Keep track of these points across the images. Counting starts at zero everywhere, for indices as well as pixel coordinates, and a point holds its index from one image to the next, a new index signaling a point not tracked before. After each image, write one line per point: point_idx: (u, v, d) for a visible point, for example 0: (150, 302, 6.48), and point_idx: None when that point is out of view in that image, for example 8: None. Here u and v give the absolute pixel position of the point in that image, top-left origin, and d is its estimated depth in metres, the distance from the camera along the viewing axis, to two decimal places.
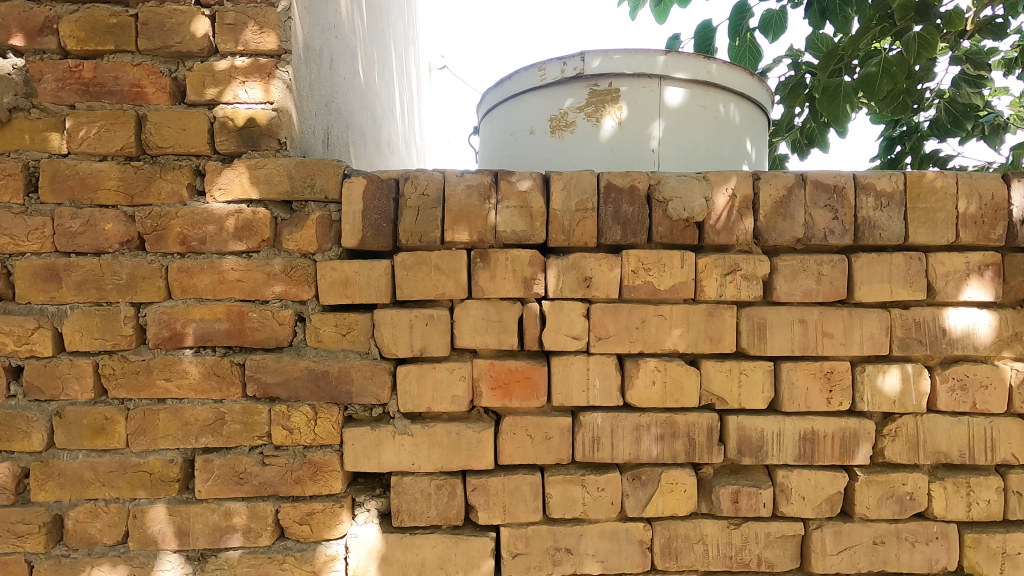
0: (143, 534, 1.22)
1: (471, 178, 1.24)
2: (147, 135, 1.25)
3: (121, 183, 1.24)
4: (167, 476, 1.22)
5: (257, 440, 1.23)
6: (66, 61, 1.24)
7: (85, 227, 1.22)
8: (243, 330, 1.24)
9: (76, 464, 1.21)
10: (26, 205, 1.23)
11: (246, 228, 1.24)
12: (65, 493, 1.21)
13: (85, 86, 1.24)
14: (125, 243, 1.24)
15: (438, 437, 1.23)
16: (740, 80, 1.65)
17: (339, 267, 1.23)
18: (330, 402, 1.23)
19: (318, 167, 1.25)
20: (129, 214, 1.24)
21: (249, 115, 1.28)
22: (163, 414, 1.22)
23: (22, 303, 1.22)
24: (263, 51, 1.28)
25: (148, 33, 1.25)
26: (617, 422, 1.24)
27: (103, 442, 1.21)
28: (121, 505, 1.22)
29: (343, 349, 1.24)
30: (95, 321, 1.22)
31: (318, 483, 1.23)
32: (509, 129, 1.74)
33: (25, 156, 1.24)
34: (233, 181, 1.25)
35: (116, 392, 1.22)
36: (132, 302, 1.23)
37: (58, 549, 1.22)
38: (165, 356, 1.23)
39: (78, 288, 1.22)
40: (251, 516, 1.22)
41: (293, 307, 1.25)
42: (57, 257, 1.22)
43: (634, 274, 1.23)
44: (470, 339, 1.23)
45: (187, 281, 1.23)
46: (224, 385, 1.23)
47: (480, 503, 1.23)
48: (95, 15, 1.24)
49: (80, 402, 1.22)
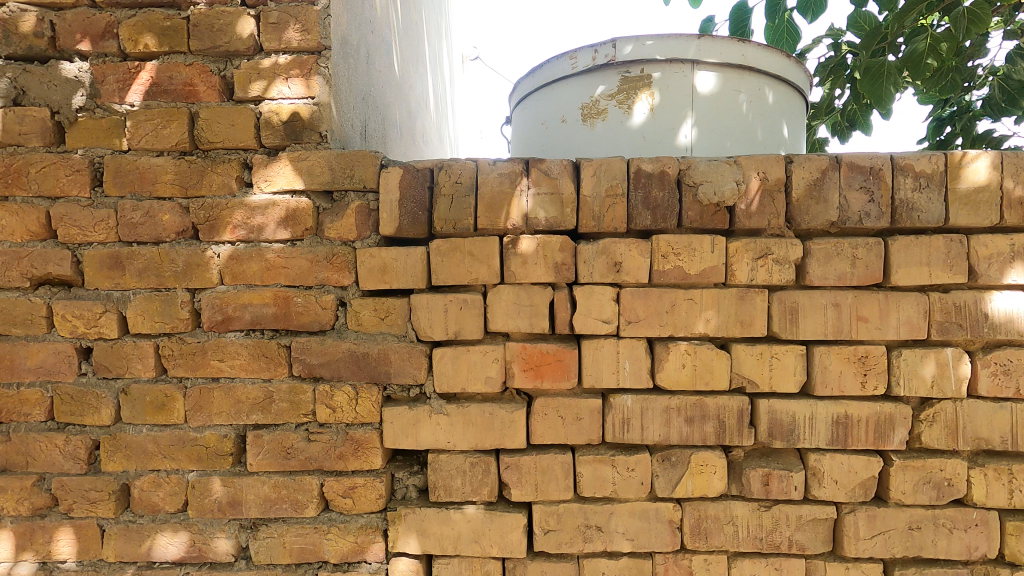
0: (201, 503, 1.30)
1: (503, 166, 1.28)
2: (199, 131, 1.33)
3: (176, 177, 1.32)
4: (221, 450, 1.31)
5: (303, 418, 1.30)
6: (125, 63, 1.33)
7: (145, 218, 1.32)
8: (289, 314, 1.31)
9: (141, 437, 1.31)
10: (92, 198, 1.33)
11: (291, 217, 1.32)
12: (131, 464, 1.31)
13: (143, 86, 1.33)
14: (181, 233, 1.33)
15: (472, 417, 1.27)
16: (777, 63, 1.62)
17: (378, 253, 1.29)
18: (371, 383, 1.30)
19: (357, 158, 1.31)
20: (183, 205, 1.33)
21: (292, 110, 1.34)
22: (217, 392, 1.31)
23: (91, 289, 1.32)
24: (305, 48, 1.34)
25: (199, 34, 1.33)
26: (646, 404, 1.26)
27: (164, 418, 1.31)
28: (181, 476, 1.32)
29: (382, 332, 1.30)
30: (155, 306, 1.31)
31: (360, 459, 1.29)
32: (542, 118, 1.76)
33: (91, 153, 1.33)
34: (279, 173, 1.32)
35: (175, 371, 1.32)
36: (188, 288, 1.32)
37: (126, 516, 1.33)
38: (218, 338, 1.32)
39: (140, 275, 1.31)
40: (298, 489, 1.30)
41: (335, 293, 1.32)
42: (121, 246, 1.32)
43: (664, 258, 1.25)
44: (503, 322, 1.27)
45: (237, 268, 1.31)
46: (272, 365, 1.31)
47: (513, 480, 1.27)
48: (151, 18, 1.32)
49: (143, 380, 1.32)
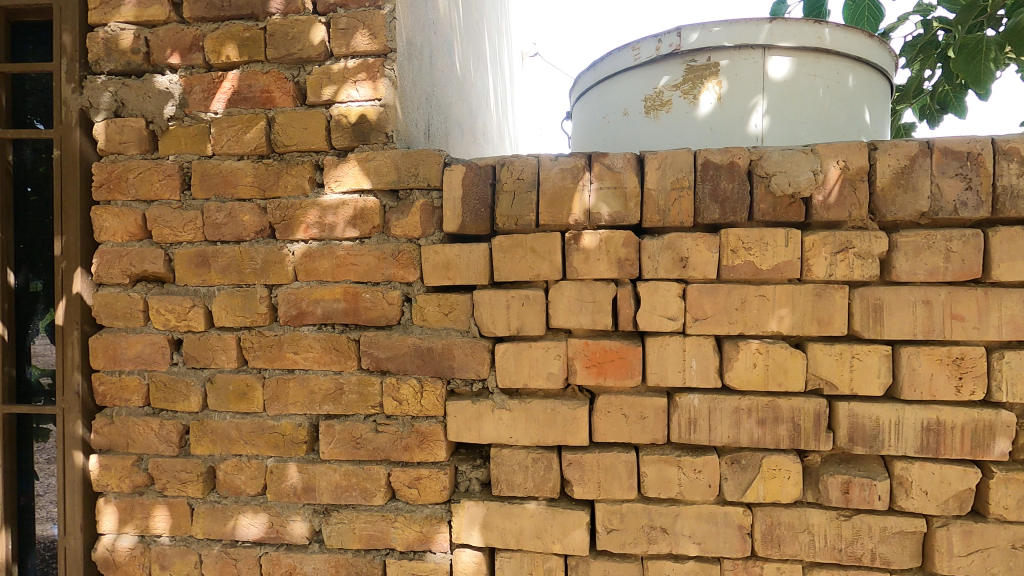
0: (279, 487, 1.38)
1: (565, 161, 1.27)
2: (276, 135, 1.40)
3: (255, 179, 1.40)
4: (296, 438, 1.38)
5: (371, 409, 1.35)
6: (210, 74, 1.42)
7: (227, 219, 1.40)
8: (358, 309, 1.36)
9: (225, 424, 1.40)
10: (182, 200, 1.43)
11: (360, 216, 1.36)
12: (216, 448, 1.41)
13: (226, 95, 1.42)
14: (259, 232, 1.40)
15: (534, 413, 1.27)
16: (858, 43, 1.52)
17: (441, 250, 1.32)
18: (435, 376, 1.32)
19: (422, 157, 1.35)
20: (262, 206, 1.40)
21: (360, 112, 1.38)
22: (292, 382, 1.38)
23: (181, 285, 1.43)
24: (371, 52, 1.38)
25: (275, 43, 1.40)
26: (715, 404, 1.21)
27: (245, 406, 1.40)
28: (261, 461, 1.40)
29: (446, 327, 1.33)
30: (237, 301, 1.40)
31: (425, 451, 1.32)
32: (603, 112, 1.73)
33: (180, 159, 1.43)
34: (348, 173, 1.38)
35: (255, 362, 1.40)
36: (266, 284, 1.40)
37: (212, 496, 1.42)
38: (293, 331, 1.39)
39: (224, 272, 1.40)
40: (367, 478, 1.34)
41: (401, 288, 1.35)
42: (207, 245, 1.42)
43: (734, 253, 1.20)
44: (565, 318, 1.27)
45: (310, 265, 1.38)
46: (343, 358, 1.36)
47: (575, 478, 1.26)
48: (233, 31, 1.40)
49: (227, 370, 1.41)
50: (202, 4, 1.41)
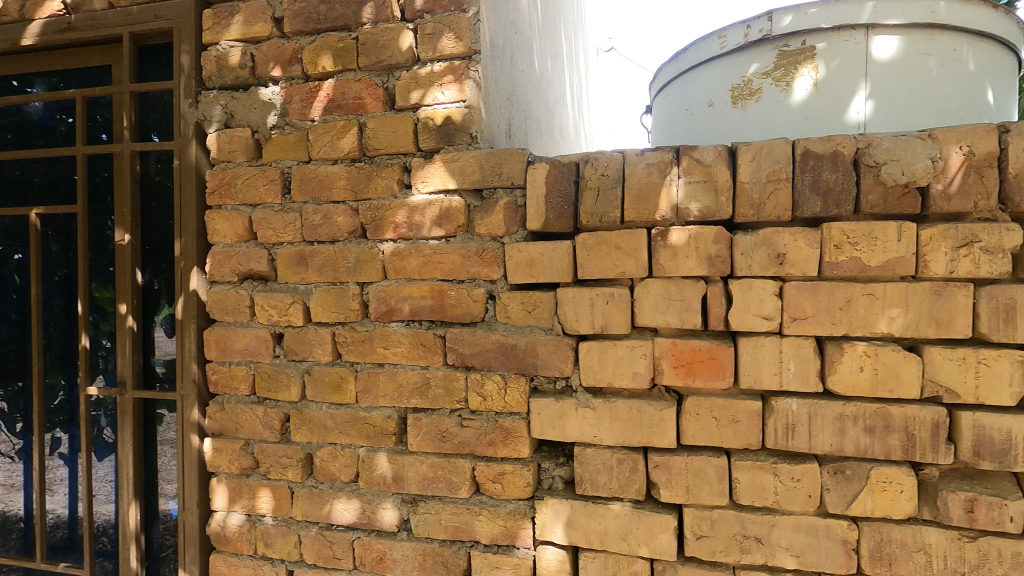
0: (370, 475, 1.45)
1: (652, 156, 1.24)
2: (367, 140, 1.46)
3: (348, 182, 1.48)
4: (386, 429, 1.44)
5: (456, 404, 1.38)
6: (308, 84, 1.51)
7: (324, 220, 1.49)
8: (444, 306, 1.40)
9: (321, 413, 1.49)
10: (283, 204, 1.53)
11: (445, 215, 1.40)
12: (314, 436, 1.50)
13: (322, 103, 1.50)
14: (352, 232, 1.48)
15: (619, 412, 1.25)
16: (979, 16, 1.37)
17: (525, 248, 1.33)
18: (519, 373, 1.34)
19: (506, 156, 1.36)
20: (354, 207, 1.48)
21: (446, 114, 1.42)
22: (382, 376, 1.44)
23: (282, 283, 1.53)
24: (456, 54, 1.41)
25: (366, 52, 1.46)
26: (815, 410, 1.14)
27: (339, 397, 1.47)
28: (354, 450, 1.47)
29: (529, 325, 1.34)
30: (332, 297, 1.48)
31: (509, 447, 1.34)
32: (686, 104, 1.69)
33: (282, 165, 1.53)
34: (434, 174, 1.42)
35: (348, 355, 1.47)
36: (358, 282, 1.47)
37: (310, 481, 1.51)
38: (383, 327, 1.45)
39: (320, 270, 1.49)
40: (453, 470, 1.38)
41: (485, 286, 1.38)
42: (305, 245, 1.51)
43: (838, 249, 1.12)
44: (651, 317, 1.24)
45: (399, 263, 1.43)
46: (429, 354, 1.41)
47: (662, 480, 1.23)
48: (328, 42, 1.48)
49: (323, 363, 1.50)
50: (301, 18, 1.50)
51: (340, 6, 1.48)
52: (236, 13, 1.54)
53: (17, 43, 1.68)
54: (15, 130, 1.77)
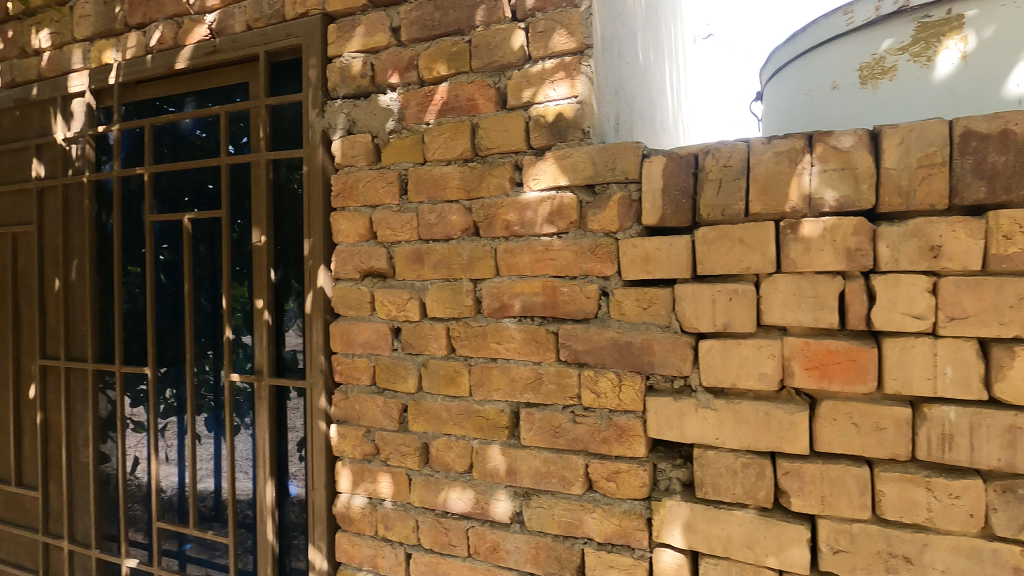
0: (484, 467, 1.49)
1: (780, 144, 1.17)
2: (479, 140, 1.50)
3: (462, 182, 1.52)
4: (499, 422, 1.47)
5: (569, 400, 1.38)
6: (423, 89, 1.57)
7: (438, 219, 1.55)
8: (556, 303, 1.40)
9: (437, 405, 1.55)
10: (400, 204, 1.61)
11: (557, 212, 1.40)
12: (430, 427, 1.56)
13: (436, 106, 1.55)
14: (465, 231, 1.52)
15: (744, 415, 1.20)
16: None
17: (640, 244, 1.30)
18: (634, 371, 1.31)
19: (619, 150, 1.34)
20: (467, 206, 1.52)
21: (557, 111, 1.42)
22: (495, 370, 1.47)
23: (400, 280, 1.61)
24: (568, 50, 1.41)
25: (479, 54, 1.50)
26: (978, 419, 1.02)
27: (454, 390, 1.53)
28: (467, 441, 1.52)
29: (645, 322, 1.31)
30: (446, 293, 1.53)
31: (624, 445, 1.32)
32: (806, 88, 1.61)
33: (399, 167, 1.61)
34: (546, 171, 1.42)
35: (462, 350, 1.52)
36: (471, 278, 1.51)
37: (426, 469, 1.58)
38: (496, 323, 1.48)
39: (435, 267, 1.55)
40: (566, 466, 1.38)
41: (598, 283, 1.36)
42: (420, 244, 1.57)
43: (1007, 240, 1.00)
44: (780, 315, 1.17)
45: (511, 260, 1.45)
46: (542, 350, 1.42)
47: (793, 489, 1.16)
48: (442, 47, 1.53)
49: (438, 356, 1.56)
50: (417, 26, 1.57)
51: (453, 11, 1.53)
52: (358, 26, 1.64)
53: (173, 66, 1.90)
54: (170, 145, 1.99)
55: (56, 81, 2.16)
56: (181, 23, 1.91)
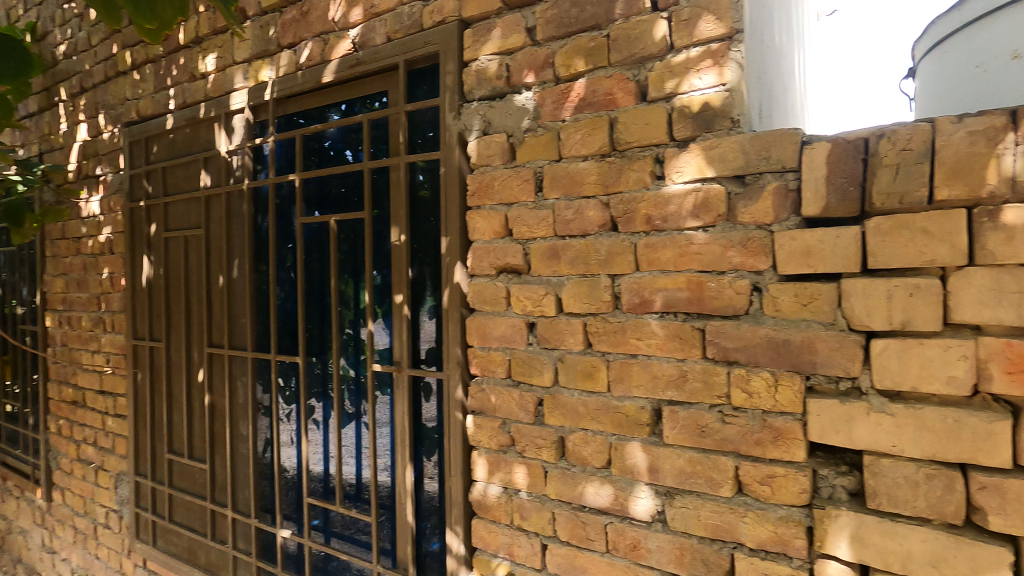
0: (623, 463, 1.48)
1: (975, 122, 1.05)
2: (618, 134, 1.49)
3: (599, 177, 1.52)
4: (639, 419, 1.45)
5: (717, 400, 1.34)
6: (559, 86, 1.58)
7: (575, 215, 1.55)
8: (703, 299, 1.36)
9: (574, 399, 1.56)
10: (536, 201, 1.63)
11: (703, 205, 1.36)
12: (566, 421, 1.58)
13: (573, 103, 1.56)
14: (602, 226, 1.52)
15: (928, 421, 1.09)
16: None
17: (800, 236, 1.23)
18: (792, 371, 1.24)
19: (775, 138, 1.27)
20: (605, 201, 1.51)
21: (703, 100, 1.37)
22: (635, 366, 1.46)
23: (535, 275, 1.64)
24: (715, 37, 1.35)
25: (618, 47, 1.48)
26: None
27: (591, 385, 1.53)
28: (605, 437, 1.51)
29: (805, 319, 1.24)
30: (584, 289, 1.54)
31: (780, 449, 1.26)
32: (975, 62, 1.46)
33: (534, 165, 1.63)
34: (690, 163, 1.38)
35: (599, 345, 1.52)
36: (609, 274, 1.50)
37: (562, 463, 1.60)
38: (636, 319, 1.46)
39: (572, 263, 1.56)
40: (713, 467, 1.34)
41: (749, 278, 1.31)
42: (556, 240, 1.59)
43: None
44: (974, 312, 1.05)
45: (653, 255, 1.43)
46: (686, 347, 1.38)
47: (991, 506, 1.04)
48: (580, 43, 1.54)
49: (575, 351, 1.57)
50: (553, 24, 1.58)
51: (591, 6, 1.52)
52: (494, 29, 1.68)
53: (320, 80, 2.07)
54: (317, 153, 2.17)
55: (220, 101, 2.42)
56: (327, 39, 2.07)
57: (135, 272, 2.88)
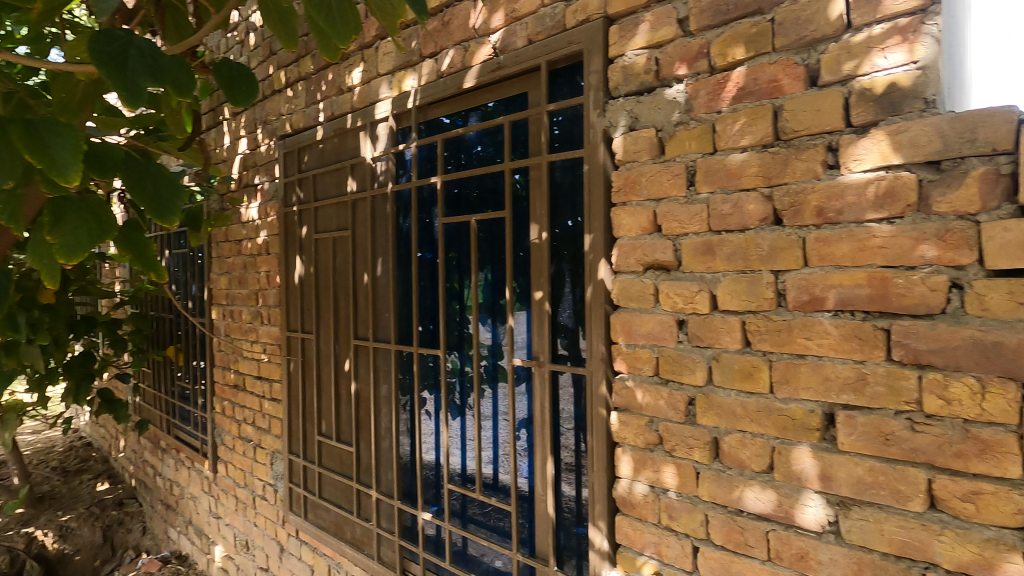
0: (788, 469, 1.41)
1: None
2: (784, 122, 1.41)
3: (761, 169, 1.45)
4: (808, 424, 1.38)
5: (905, 406, 1.24)
6: (715, 76, 1.53)
7: (733, 209, 1.50)
8: (887, 297, 1.26)
9: (731, 400, 1.51)
10: (688, 195, 1.59)
11: (888, 195, 1.26)
12: (722, 421, 1.53)
13: (731, 92, 1.50)
14: (765, 220, 1.45)
15: None
16: None
17: (1017, 227, 1.11)
18: (1003, 377, 1.12)
19: (982, 118, 1.15)
20: (767, 194, 1.44)
21: (889, 81, 1.26)
22: (804, 367, 1.38)
23: (687, 272, 1.60)
24: (904, 11, 1.24)
25: (785, 31, 1.41)
26: None
27: (751, 386, 1.47)
28: (767, 440, 1.45)
29: (1021, 320, 1.11)
30: (743, 286, 1.48)
31: (987, 463, 1.14)
32: None
33: (686, 159, 1.60)
34: (872, 150, 1.29)
35: (761, 344, 1.46)
36: (773, 270, 1.44)
37: (716, 464, 1.55)
38: (804, 317, 1.38)
39: (729, 259, 1.51)
40: (900, 479, 1.24)
41: (948, 273, 1.19)
42: (711, 235, 1.55)
43: None
44: None
45: (825, 249, 1.35)
46: (867, 348, 1.29)
47: None
48: (740, 30, 1.48)
49: (732, 350, 1.52)
50: (709, 13, 1.53)
51: None
52: (643, 23, 1.67)
53: (461, 86, 2.17)
54: (457, 156, 2.28)
55: (366, 111, 2.61)
56: (468, 46, 2.16)
57: (289, 270, 3.19)
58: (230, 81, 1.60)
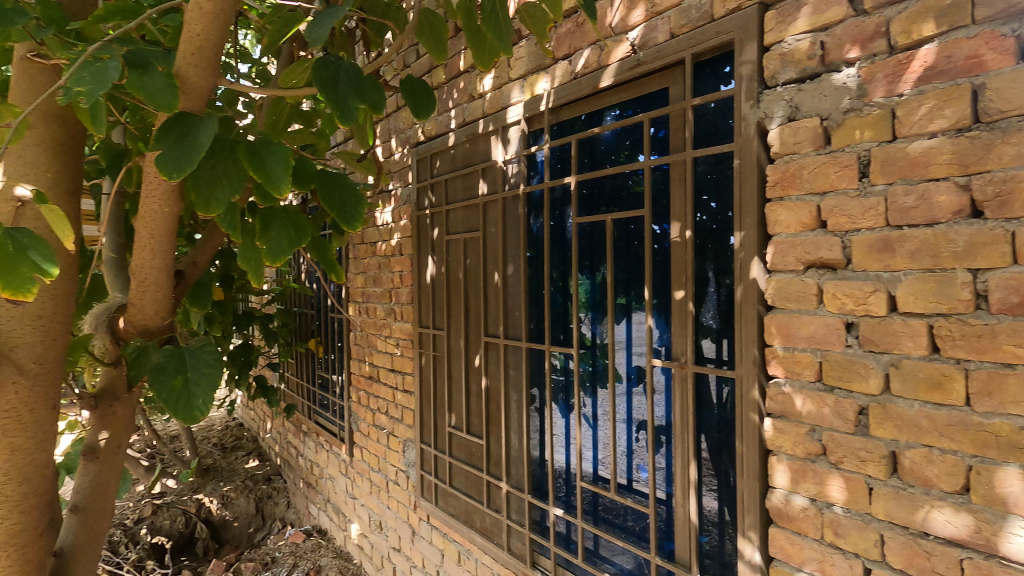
0: (990, 492, 1.27)
1: None
2: (987, 103, 1.26)
3: (955, 156, 1.31)
4: (1017, 442, 1.23)
5: None
6: (895, 56, 1.40)
7: (918, 201, 1.37)
8: None
9: (914, 411, 1.38)
10: (860, 187, 1.47)
11: None
12: (902, 434, 1.40)
13: (916, 73, 1.37)
14: (959, 213, 1.30)
15: None
16: None
17: None
18: None
19: None
20: (963, 184, 1.30)
21: None
22: (1012, 378, 1.23)
23: (858, 271, 1.48)
24: None
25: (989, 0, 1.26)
26: None
27: (941, 396, 1.33)
28: (961, 458, 1.31)
29: None
30: (930, 286, 1.35)
31: None
32: None
33: (857, 148, 1.48)
34: None
35: (953, 351, 1.32)
36: (970, 268, 1.29)
37: (894, 481, 1.42)
38: (1013, 322, 1.23)
39: (912, 256, 1.38)
40: None
41: None
42: (889, 230, 1.42)
43: None
44: None
45: None
46: None
47: None
48: (929, 3, 1.34)
49: (915, 357, 1.38)
50: None
51: None
52: (805, 5, 1.56)
53: (597, 86, 2.17)
54: (592, 156, 2.29)
55: (497, 116, 2.70)
56: (603, 45, 2.15)
57: (421, 270, 3.38)
58: (415, 100, 1.69)
